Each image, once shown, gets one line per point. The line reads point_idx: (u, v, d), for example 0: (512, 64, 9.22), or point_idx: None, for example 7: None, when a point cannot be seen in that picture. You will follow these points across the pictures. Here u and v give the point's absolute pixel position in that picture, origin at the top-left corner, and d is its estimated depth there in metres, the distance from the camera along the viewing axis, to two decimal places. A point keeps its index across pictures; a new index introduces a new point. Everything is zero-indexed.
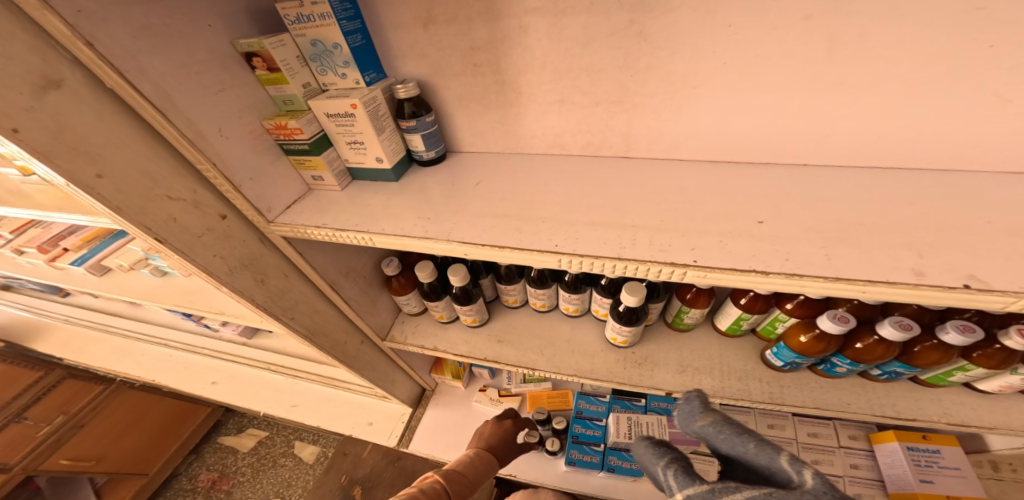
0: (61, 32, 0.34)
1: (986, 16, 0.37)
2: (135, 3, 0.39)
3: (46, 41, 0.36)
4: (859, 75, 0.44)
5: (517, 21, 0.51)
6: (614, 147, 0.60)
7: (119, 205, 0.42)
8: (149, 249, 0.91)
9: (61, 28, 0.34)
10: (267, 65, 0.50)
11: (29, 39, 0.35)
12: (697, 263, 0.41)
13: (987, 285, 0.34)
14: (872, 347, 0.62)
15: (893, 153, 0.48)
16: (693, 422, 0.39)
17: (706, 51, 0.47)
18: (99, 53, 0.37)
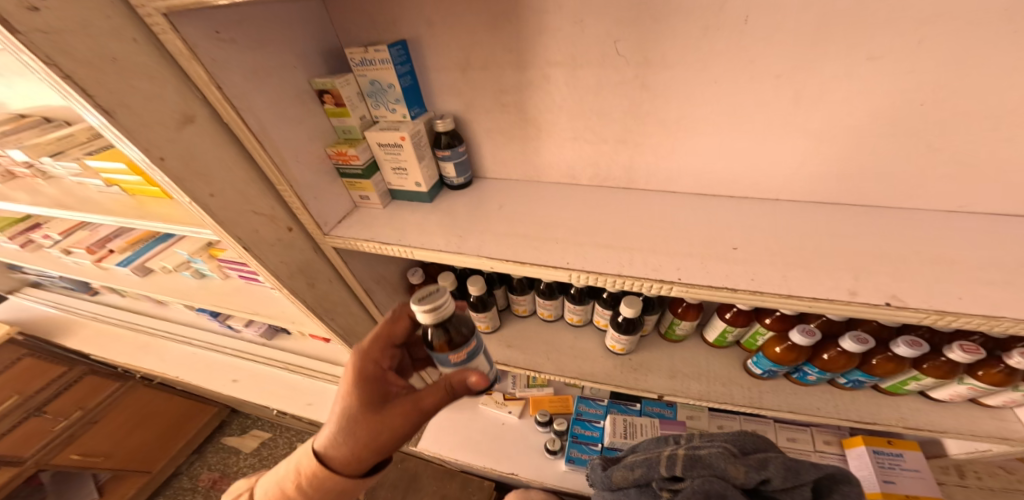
0: (202, 78, 0.45)
1: (914, 81, 0.47)
2: (248, 52, 0.50)
3: (186, 86, 0.47)
4: (818, 127, 0.54)
5: (542, 71, 0.61)
6: (618, 179, 0.70)
7: (221, 217, 0.52)
8: (193, 253, 0.99)
9: (202, 75, 0.45)
10: (335, 100, 0.61)
11: (176, 84, 0.46)
12: (682, 280, 0.51)
13: (903, 303, 0.45)
14: (837, 357, 0.72)
15: (846, 192, 0.59)
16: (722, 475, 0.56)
17: (695, 102, 0.57)
18: (225, 95, 0.47)
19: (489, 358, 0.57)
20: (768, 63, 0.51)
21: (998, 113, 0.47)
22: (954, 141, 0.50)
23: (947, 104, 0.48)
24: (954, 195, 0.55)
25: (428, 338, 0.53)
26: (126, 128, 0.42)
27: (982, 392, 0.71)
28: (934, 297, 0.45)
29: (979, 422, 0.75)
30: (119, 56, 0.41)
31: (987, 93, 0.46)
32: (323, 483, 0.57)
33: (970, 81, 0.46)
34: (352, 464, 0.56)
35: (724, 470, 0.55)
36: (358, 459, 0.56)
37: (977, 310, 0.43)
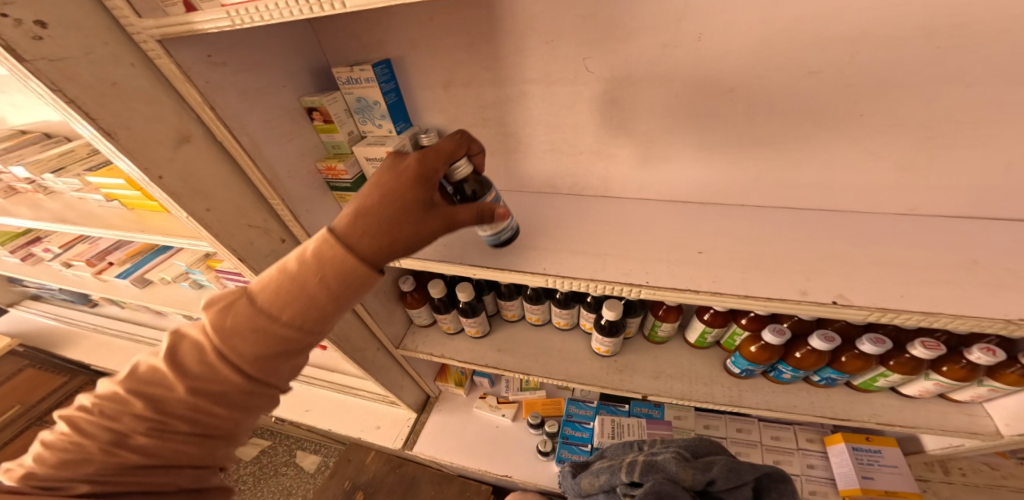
0: (197, 100, 0.49)
1: (857, 94, 0.51)
2: (239, 74, 0.54)
3: (183, 108, 0.51)
4: (774, 136, 0.58)
5: (519, 88, 0.65)
6: (595, 188, 0.74)
7: (218, 230, 0.56)
8: (192, 264, 1.03)
9: (197, 97, 0.49)
10: (323, 117, 0.65)
11: (173, 107, 0.50)
12: (649, 283, 0.55)
13: (848, 302, 0.48)
14: (807, 355, 0.76)
15: (806, 197, 0.63)
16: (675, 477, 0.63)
17: (661, 115, 0.61)
18: (219, 115, 0.51)
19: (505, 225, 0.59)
20: (724, 78, 0.55)
21: (933, 123, 0.51)
22: (898, 149, 0.54)
23: (889, 114, 0.52)
24: (904, 200, 0.59)
25: (441, 180, 0.54)
26: (126, 148, 0.46)
27: (949, 387, 0.74)
28: (877, 296, 0.48)
29: (949, 416, 0.78)
30: (120, 81, 0.45)
31: (920, 105, 0.50)
32: (324, 276, 0.39)
33: (906, 93, 0.50)
34: (388, 247, 0.41)
35: (676, 473, 0.62)
36: (373, 257, 0.41)
37: (916, 307, 0.46)
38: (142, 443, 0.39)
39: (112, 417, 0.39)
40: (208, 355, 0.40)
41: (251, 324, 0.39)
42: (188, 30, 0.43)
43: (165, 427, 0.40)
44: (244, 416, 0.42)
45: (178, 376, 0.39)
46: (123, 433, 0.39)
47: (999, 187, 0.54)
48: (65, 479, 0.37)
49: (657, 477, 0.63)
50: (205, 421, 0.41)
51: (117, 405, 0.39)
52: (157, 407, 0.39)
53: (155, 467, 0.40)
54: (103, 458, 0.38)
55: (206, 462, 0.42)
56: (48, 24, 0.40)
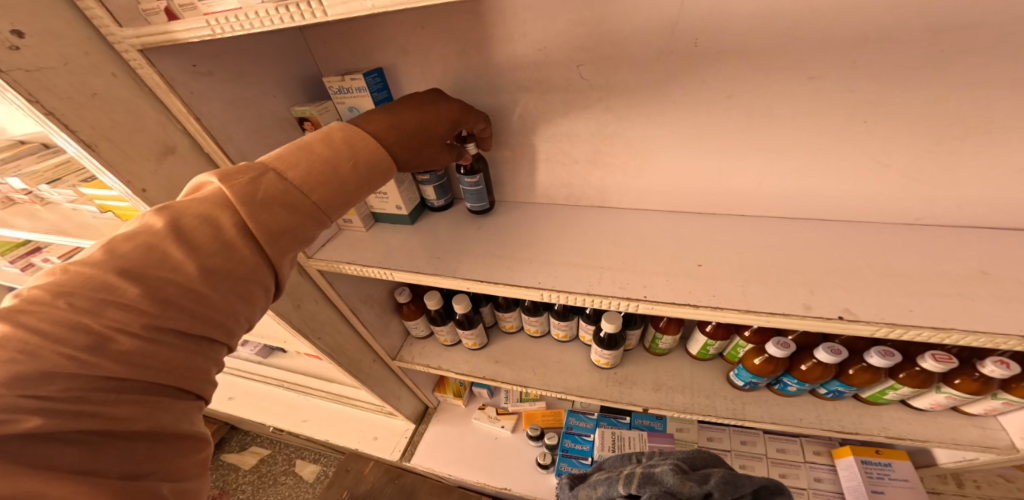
0: (181, 111, 0.49)
1: (859, 100, 0.50)
2: (225, 84, 0.53)
3: (167, 118, 0.50)
4: (773, 143, 0.57)
5: (512, 96, 0.64)
6: (593, 198, 0.72)
7: None
8: None
9: (181, 108, 0.48)
10: (314, 127, 0.64)
11: (157, 117, 0.49)
12: (646, 297, 0.53)
13: (855, 316, 0.47)
14: (813, 367, 0.74)
15: (809, 206, 0.61)
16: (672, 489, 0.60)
17: (659, 123, 0.60)
18: (204, 125, 0.51)
19: (478, 195, 0.71)
20: (720, 84, 0.54)
21: (936, 130, 0.49)
22: (903, 156, 0.53)
23: (894, 119, 0.50)
24: (912, 210, 0.57)
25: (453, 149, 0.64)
26: (109, 162, 0.45)
27: (961, 400, 0.71)
28: (885, 310, 0.47)
29: (961, 430, 0.75)
30: (101, 92, 0.44)
31: (923, 110, 0.48)
32: (308, 180, 0.41)
33: (909, 99, 0.48)
34: (408, 151, 0.51)
35: (673, 485, 0.60)
36: (357, 169, 0.44)
37: (925, 322, 0.44)
38: (128, 347, 0.30)
39: (89, 312, 0.29)
40: (225, 230, 0.36)
41: (285, 198, 0.39)
42: (170, 39, 0.42)
43: (165, 320, 0.32)
44: (245, 314, 0.37)
45: (187, 250, 0.34)
46: (103, 334, 0.29)
47: (1010, 195, 0.52)
48: (6, 408, 0.25)
49: (653, 490, 0.60)
50: (212, 313, 0.34)
51: (92, 293, 0.30)
52: (154, 289, 0.32)
53: (129, 395, 0.30)
54: (74, 370, 0.28)
55: (192, 388, 0.34)
56: (25, 33, 0.39)
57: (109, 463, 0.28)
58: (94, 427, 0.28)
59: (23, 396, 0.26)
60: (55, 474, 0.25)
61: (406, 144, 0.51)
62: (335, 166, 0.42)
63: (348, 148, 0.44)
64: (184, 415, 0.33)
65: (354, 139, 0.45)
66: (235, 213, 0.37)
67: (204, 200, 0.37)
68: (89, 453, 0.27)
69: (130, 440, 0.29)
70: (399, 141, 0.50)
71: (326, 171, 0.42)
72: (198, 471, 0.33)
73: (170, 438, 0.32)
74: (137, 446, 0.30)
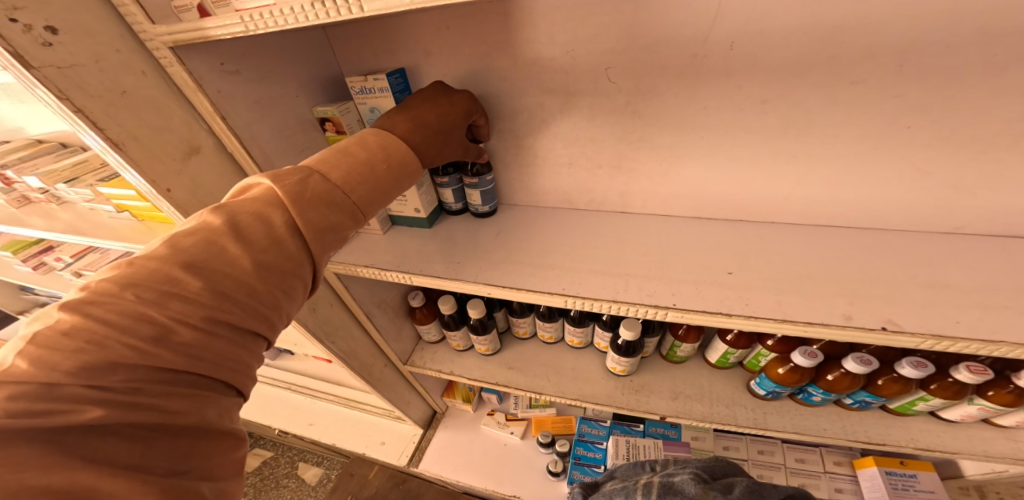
0: (209, 110, 0.48)
1: (897, 108, 0.49)
2: (251, 84, 0.52)
3: (193, 117, 0.49)
4: (805, 149, 0.56)
5: (537, 99, 0.63)
6: (614, 203, 0.71)
7: None
8: None
9: (209, 107, 0.48)
10: (336, 128, 0.63)
11: (184, 116, 0.48)
12: (677, 305, 0.51)
13: (899, 327, 0.45)
14: (840, 378, 0.72)
15: (842, 213, 0.60)
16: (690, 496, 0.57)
17: (689, 128, 0.59)
18: (230, 125, 0.50)
19: (487, 196, 0.71)
20: (754, 89, 0.53)
21: (978, 138, 0.48)
22: (941, 163, 0.51)
23: (932, 127, 0.49)
24: (949, 217, 0.56)
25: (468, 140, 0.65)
26: (135, 160, 0.44)
27: (993, 413, 0.69)
28: (929, 322, 0.45)
29: (993, 443, 0.73)
30: (129, 89, 0.43)
31: (966, 118, 0.47)
32: (350, 179, 0.41)
33: (949, 107, 0.47)
34: (438, 149, 0.51)
35: (695, 494, 0.56)
36: (394, 166, 0.44)
37: (973, 335, 0.43)
38: (187, 340, 0.30)
39: (152, 303, 0.30)
40: (276, 225, 0.36)
41: (329, 197, 0.39)
42: (201, 37, 0.41)
43: (221, 314, 0.32)
44: (289, 310, 0.38)
45: (241, 245, 0.34)
46: (166, 325, 0.30)
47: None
48: (70, 398, 0.26)
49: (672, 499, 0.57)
50: (262, 308, 0.35)
51: (157, 285, 0.30)
52: (212, 283, 0.32)
53: (182, 390, 0.30)
54: (134, 362, 0.28)
55: (235, 382, 0.34)
56: (59, 30, 0.38)
57: (157, 459, 0.28)
58: (148, 420, 0.28)
59: (88, 387, 0.26)
60: (110, 469, 0.25)
61: (435, 141, 0.51)
62: (375, 163, 0.43)
63: (385, 144, 0.44)
64: (227, 412, 0.33)
65: (391, 137, 0.45)
66: (284, 210, 0.37)
67: (255, 197, 0.37)
68: (140, 447, 0.27)
69: (177, 435, 0.29)
70: (430, 138, 0.50)
71: (367, 170, 0.42)
72: (235, 469, 0.33)
73: (213, 436, 0.31)
74: (183, 443, 0.29)
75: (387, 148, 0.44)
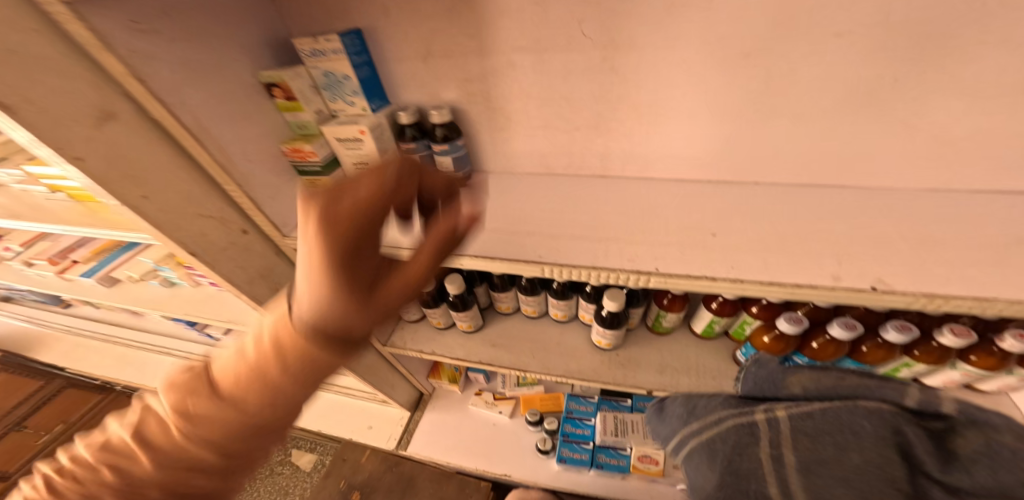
0: (120, 70, 0.40)
1: (889, 59, 0.45)
2: (176, 41, 0.45)
3: (104, 79, 0.41)
4: (792, 105, 0.52)
5: (506, 57, 0.58)
6: (594, 167, 0.67)
7: (160, 222, 0.48)
8: (157, 261, 0.92)
9: (120, 67, 0.40)
10: (285, 94, 0.57)
11: (92, 78, 0.40)
12: (659, 270, 0.48)
13: (890, 286, 0.42)
14: (826, 345, 0.70)
15: (832, 173, 0.56)
16: None
17: (669, 85, 0.54)
18: (149, 87, 0.42)
19: (461, 162, 0.66)
20: (738, 41, 0.48)
21: (977, 89, 0.45)
22: (938, 117, 0.48)
23: (927, 78, 0.45)
24: (939, 171, 0.52)
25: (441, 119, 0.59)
26: (29, 123, 0.36)
27: (976, 377, 0.68)
28: (924, 280, 0.42)
29: None
30: (18, 49, 0.35)
31: (963, 67, 0.44)
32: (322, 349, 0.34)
33: (946, 55, 0.43)
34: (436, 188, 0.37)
35: None
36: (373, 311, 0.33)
37: (968, 292, 0.40)
38: (198, 445, 0.36)
39: (177, 430, 0.36)
40: (249, 404, 0.36)
41: (307, 372, 0.35)
42: None
43: (221, 440, 0.36)
44: (288, 418, 0.38)
45: (223, 412, 0.36)
46: (183, 444, 0.36)
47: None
48: (109, 446, 0.37)
49: None
50: (257, 435, 0.37)
51: (178, 424, 0.36)
52: (211, 431, 0.36)
53: (176, 462, 0.36)
54: (149, 447, 0.36)
55: (249, 457, 0.39)
56: None
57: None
58: (128, 477, 0.35)
59: (116, 451, 0.36)
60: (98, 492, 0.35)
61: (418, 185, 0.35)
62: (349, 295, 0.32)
63: (358, 224, 0.32)
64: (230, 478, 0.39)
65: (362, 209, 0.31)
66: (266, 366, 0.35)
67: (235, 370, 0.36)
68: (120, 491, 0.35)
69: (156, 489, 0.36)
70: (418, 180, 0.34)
71: (341, 317, 0.32)
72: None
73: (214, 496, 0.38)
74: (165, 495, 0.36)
75: (353, 222, 0.31)
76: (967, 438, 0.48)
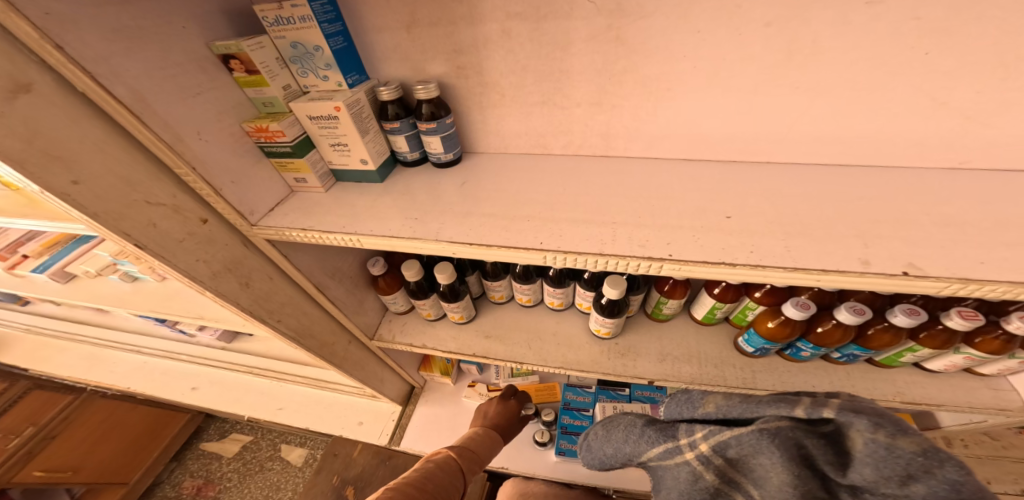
0: (30, 36, 0.33)
1: (921, 28, 0.41)
2: (104, 3, 0.38)
3: (14, 46, 0.34)
4: (813, 79, 0.47)
5: (499, 26, 0.52)
6: (595, 147, 0.62)
7: (97, 211, 0.42)
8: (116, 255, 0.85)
9: (30, 32, 0.33)
10: (244, 67, 0.50)
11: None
12: (673, 257, 0.44)
13: (922, 272, 0.39)
14: (832, 330, 0.67)
15: (851, 152, 0.52)
16: (694, 409, 0.45)
17: (680, 57, 0.49)
18: (70, 56, 0.35)
19: (449, 142, 0.60)
20: (758, 7, 0.43)
21: (1011, 60, 0.41)
22: (967, 92, 0.44)
23: (960, 49, 0.42)
24: (961, 149, 0.49)
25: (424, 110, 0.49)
26: None
27: (978, 361, 0.66)
28: (955, 263, 0.39)
29: (976, 393, 0.72)
30: None
31: (1000, 35, 0.40)
32: None
33: (984, 22, 0.39)
34: None
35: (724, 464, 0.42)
36: None
37: (1003, 277, 0.37)
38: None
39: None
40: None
41: None
42: None
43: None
44: None
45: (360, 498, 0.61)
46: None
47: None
48: None
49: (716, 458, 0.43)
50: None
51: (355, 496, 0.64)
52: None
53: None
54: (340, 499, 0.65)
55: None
56: None
57: None
58: None
59: None
60: None
61: None
62: None
63: None
64: None
65: None
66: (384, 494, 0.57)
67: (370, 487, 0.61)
68: None
69: None
70: None
71: None
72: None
73: None
74: None
75: None
76: (857, 436, 0.35)
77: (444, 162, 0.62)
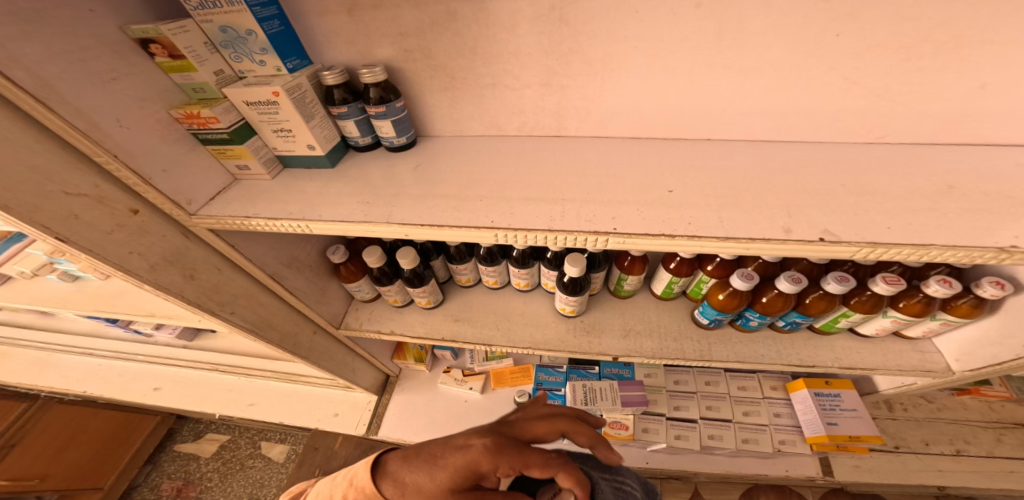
0: None
1: (840, 7, 0.43)
2: None
3: None
4: (745, 60, 0.49)
5: (443, 7, 0.51)
6: (547, 127, 0.63)
7: (8, 202, 0.39)
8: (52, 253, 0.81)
9: None
10: (168, 52, 0.48)
11: None
12: (617, 230, 0.45)
13: (836, 237, 0.41)
14: (775, 299, 0.71)
15: (787, 129, 0.55)
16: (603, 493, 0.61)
17: (621, 36, 0.50)
18: None
19: (401, 126, 0.59)
20: None
21: (921, 40, 0.44)
22: (884, 72, 0.47)
23: (871, 28, 0.44)
24: (883, 125, 0.51)
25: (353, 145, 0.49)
26: None
27: (904, 324, 0.70)
28: (867, 229, 0.42)
29: (906, 355, 0.77)
30: None
31: (910, 15, 0.42)
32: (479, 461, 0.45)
33: (892, 3, 0.42)
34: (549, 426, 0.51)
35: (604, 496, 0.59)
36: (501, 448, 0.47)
37: (906, 239, 0.40)
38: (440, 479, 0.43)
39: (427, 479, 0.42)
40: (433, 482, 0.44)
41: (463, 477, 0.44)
42: None
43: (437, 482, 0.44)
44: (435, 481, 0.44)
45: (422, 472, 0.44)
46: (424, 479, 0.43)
47: (983, 108, 0.47)
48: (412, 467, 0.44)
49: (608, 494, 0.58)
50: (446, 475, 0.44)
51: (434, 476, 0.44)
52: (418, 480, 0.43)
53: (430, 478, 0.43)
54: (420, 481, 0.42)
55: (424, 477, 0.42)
56: None
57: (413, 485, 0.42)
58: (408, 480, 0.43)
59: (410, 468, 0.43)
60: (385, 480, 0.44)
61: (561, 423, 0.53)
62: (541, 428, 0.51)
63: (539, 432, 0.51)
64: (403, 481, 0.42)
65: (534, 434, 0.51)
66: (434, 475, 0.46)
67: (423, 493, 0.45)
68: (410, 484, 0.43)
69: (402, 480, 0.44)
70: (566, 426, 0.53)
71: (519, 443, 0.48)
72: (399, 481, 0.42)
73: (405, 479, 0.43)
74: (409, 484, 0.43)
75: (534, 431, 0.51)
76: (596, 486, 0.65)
77: (397, 146, 0.62)
